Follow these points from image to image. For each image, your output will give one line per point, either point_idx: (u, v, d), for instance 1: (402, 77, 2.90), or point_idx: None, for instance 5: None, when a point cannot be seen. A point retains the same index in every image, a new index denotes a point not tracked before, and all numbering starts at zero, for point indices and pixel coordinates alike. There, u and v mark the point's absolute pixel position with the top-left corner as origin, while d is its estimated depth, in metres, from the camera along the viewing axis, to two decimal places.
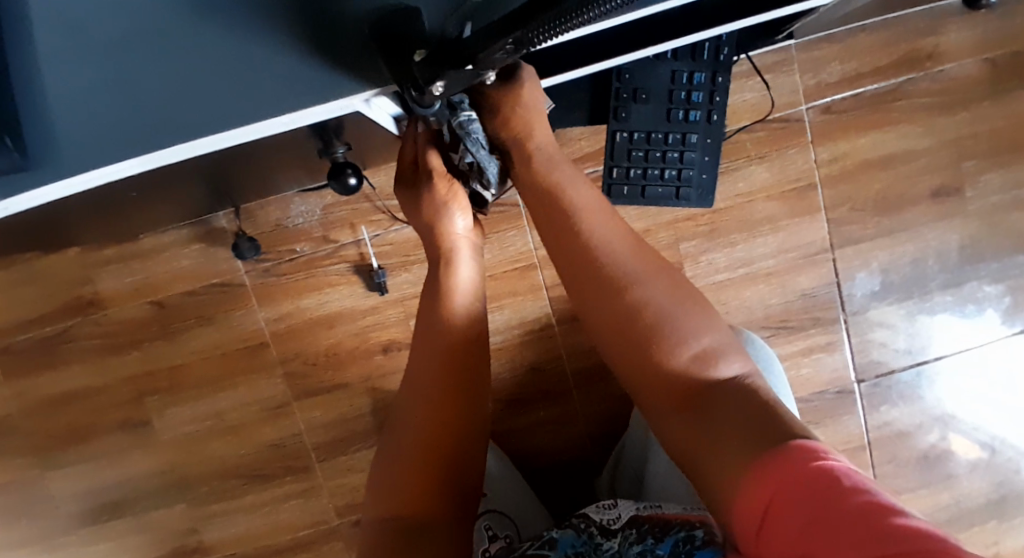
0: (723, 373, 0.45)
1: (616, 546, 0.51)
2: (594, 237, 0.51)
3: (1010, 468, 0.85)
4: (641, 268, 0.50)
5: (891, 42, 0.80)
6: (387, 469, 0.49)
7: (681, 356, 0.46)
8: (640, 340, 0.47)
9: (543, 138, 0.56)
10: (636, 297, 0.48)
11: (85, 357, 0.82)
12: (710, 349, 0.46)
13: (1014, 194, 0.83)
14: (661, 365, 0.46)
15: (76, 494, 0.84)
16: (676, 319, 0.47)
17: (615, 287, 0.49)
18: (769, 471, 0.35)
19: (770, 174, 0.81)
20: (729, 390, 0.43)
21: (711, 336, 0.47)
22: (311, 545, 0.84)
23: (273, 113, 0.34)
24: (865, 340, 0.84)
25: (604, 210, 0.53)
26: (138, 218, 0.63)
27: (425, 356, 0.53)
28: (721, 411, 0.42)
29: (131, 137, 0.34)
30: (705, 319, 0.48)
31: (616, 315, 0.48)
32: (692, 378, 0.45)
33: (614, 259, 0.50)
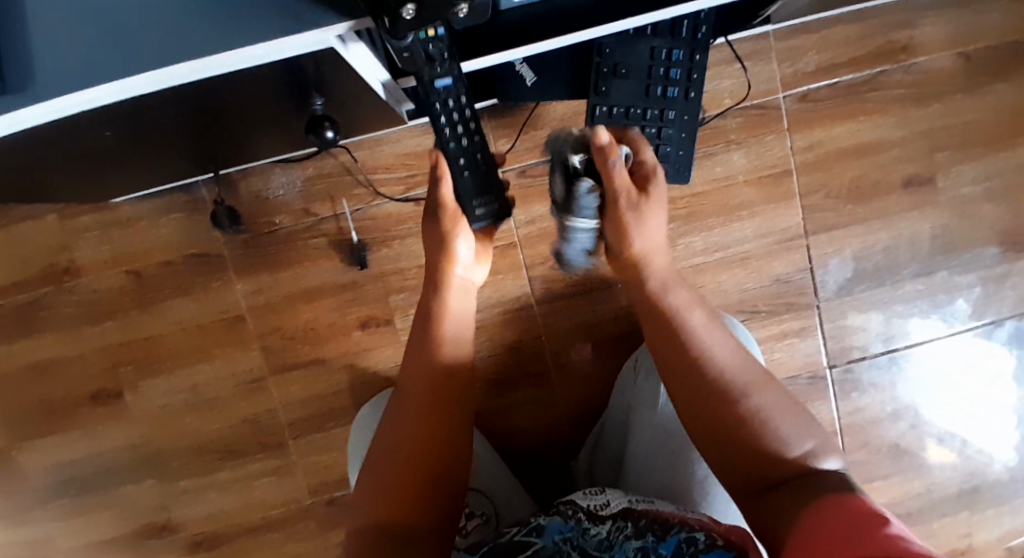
0: (826, 468, 0.42)
1: (606, 534, 0.51)
2: (701, 347, 0.50)
3: (982, 459, 0.87)
4: (754, 379, 0.48)
5: (866, 34, 0.82)
6: (377, 475, 0.50)
7: (783, 456, 0.43)
8: (738, 440, 0.45)
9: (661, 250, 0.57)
10: (751, 405, 0.46)
11: (58, 326, 0.81)
12: (815, 449, 0.43)
13: (984, 186, 0.85)
14: (761, 466, 0.43)
15: (45, 468, 0.83)
16: (778, 421, 0.45)
17: (720, 393, 0.47)
18: (826, 517, 0.35)
19: (747, 160, 0.83)
20: (829, 477, 0.40)
21: (811, 437, 0.44)
22: (283, 524, 0.84)
23: (245, 42, 0.34)
24: (839, 326, 0.85)
25: (716, 323, 0.52)
26: (117, 176, 0.62)
27: (426, 388, 0.54)
28: (805, 491, 0.39)
29: (106, 66, 0.34)
30: (808, 425, 0.45)
31: (718, 418, 0.46)
32: (791, 471, 0.42)
33: (724, 368, 0.49)
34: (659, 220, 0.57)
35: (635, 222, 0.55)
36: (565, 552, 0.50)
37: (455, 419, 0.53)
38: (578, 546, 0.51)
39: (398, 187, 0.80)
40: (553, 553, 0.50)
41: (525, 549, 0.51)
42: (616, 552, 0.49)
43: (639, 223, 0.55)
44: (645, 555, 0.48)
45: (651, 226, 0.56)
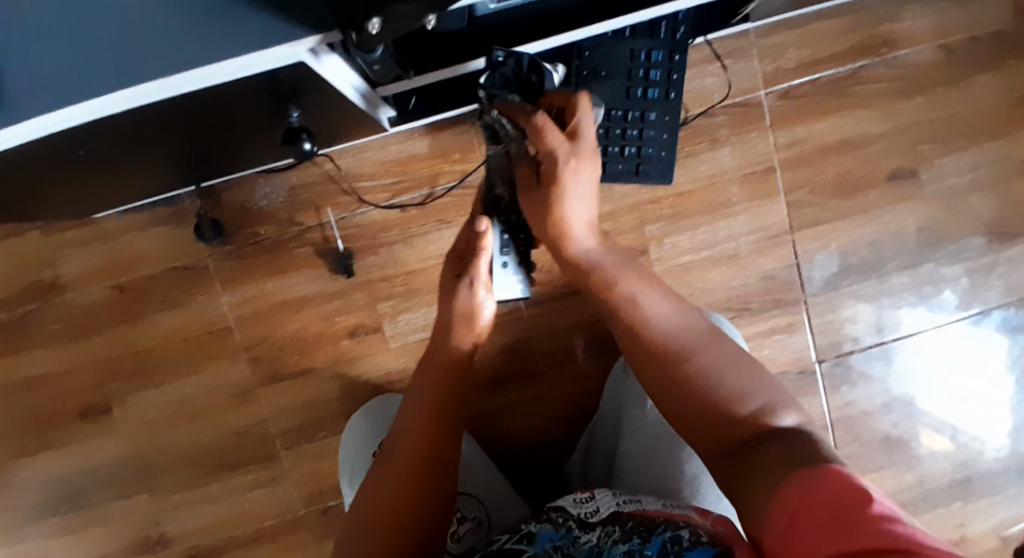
0: (783, 425, 0.42)
1: (596, 541, 0.50)
2: (644, 306, 0.49)
3: (973, 449, 0.87)
4: (697, 336, 0.48)
5: (846, 29, 0.83)
6: (375, 500, 0.50)
7: (735, 414, 0.43)
8: (691, 400, 0.45)
9: (588, 235, 0.54)
10: (694, 366, 0.46)
11: (43, 343, 0.80)
12: (768, 404, 0.43)
13: (968, 177, 0.85)
14: (718, 428, 0.43)
15: (35, 485, 0.82)
16: (729, 375, 0.45)
17: (665, 352, 0.47)
18: (808, 488, 0.34)
19: (731, 158, 0.83)
20: (792, 439, 0.40)
21: (762, 391, 0.44)
22: (276, 535, 0.83)
23: (212, 60, 0.33)
24: (827, 321, 0.86)
25: (650, 281, 0.51)
26: (96, 192, 0.62)
27: (420, 412, 0.55)
28: (771, 454, 0.39)
29: (70, 88, 0.33)
30: (759, 375, 0.45)
31: (667, 377, 0.46)
32: (749, 431, 0.42)
33: (664, 329, 0.48)
34: (587, 184, 0.52)
35: (566, 196, 0.51)
36: None
37: (450, 420, 0.54)
38: (568, 554, 0.50)
39: (382, 194, 0.80)
40: None
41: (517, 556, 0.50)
42: None
43: (563, 194, 0.51)
44: None
45: (574, 211, 0.52)
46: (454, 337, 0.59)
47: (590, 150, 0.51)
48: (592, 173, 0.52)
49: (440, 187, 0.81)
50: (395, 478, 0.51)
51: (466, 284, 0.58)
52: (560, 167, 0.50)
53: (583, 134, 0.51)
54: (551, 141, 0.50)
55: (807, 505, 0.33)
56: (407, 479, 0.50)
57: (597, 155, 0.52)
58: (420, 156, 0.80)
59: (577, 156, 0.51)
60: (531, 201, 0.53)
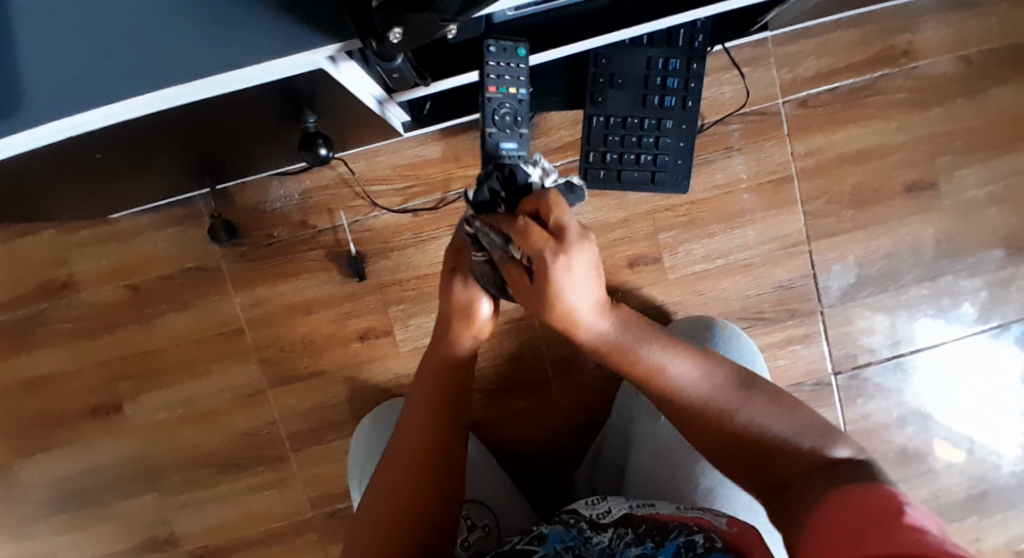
0: (836, 457, 0.42)
1: (608, 542, 0.49)
2: (677, 368, 0.47)
3: (989, 465, 0.86)
4: (733, 386, 0.47)
5: (866, 39, 0.82)
6: (382, 497, 0.50)
7: (793, 463, 0.43)
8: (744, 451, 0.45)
9: (599, 319, 0.44)
10: (738, 422, 0.45)
11: (57, 342, 0.81)
12: (819, 444, 0.43)
13: (988, 189, 0.84)
14: (773, 474, 0.43)
15: (46, 482, 0.82)
16: (775, 423, 0.45)
17: (706, 411, 0.46)
18: (845, 502, 0.35)
19: (747, 166, 0.82)
20: (846, 464, 0.40)
21: (807, 431, 0.44)
22: (283, 537, 0.83)
23: (230, 67, 0.33)
24: (842, 333, 0.85)
25: (670, 341, 0.48)
26: (113, 194, 0.62)
27: (426, 407, 0.55)
28: (821, 482, 0.39)
29: (86, 93, 0.33)
30: (803, 417, 0.46)
31: (715, 436, 0.46)
32: (806, 468, 0.42)
33: (700, 386, 0.47)
34: (586, 276, 0.40)
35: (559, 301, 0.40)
36: None
37: (449, 420, 0.54)
38: (580, 553, 0.49)
39: (395, 198, 0.80)
40: None
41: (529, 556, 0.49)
42: None
43: (557, 293, 0.40)
44: None
45: (577, 307, 0.42)
46: (452, 331, 0.56)
47: (580, 235, 0.39)
48: (591, 260, 0.40)
49: (453, 192, 0.80)
50: (397, 481, 0.50)
51: (459, 277, 0.55)
52: (548, 270, 0.39)
53: (569, 227, 0.39)
54: (537, 244, 0.38)
55: (841, 522, 0.33)
56: (411, 475, 0.50)
57: (592, 239, 0.39)
58: (433, 161, 0.80)
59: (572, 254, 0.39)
60: (526, 303, 0.44)
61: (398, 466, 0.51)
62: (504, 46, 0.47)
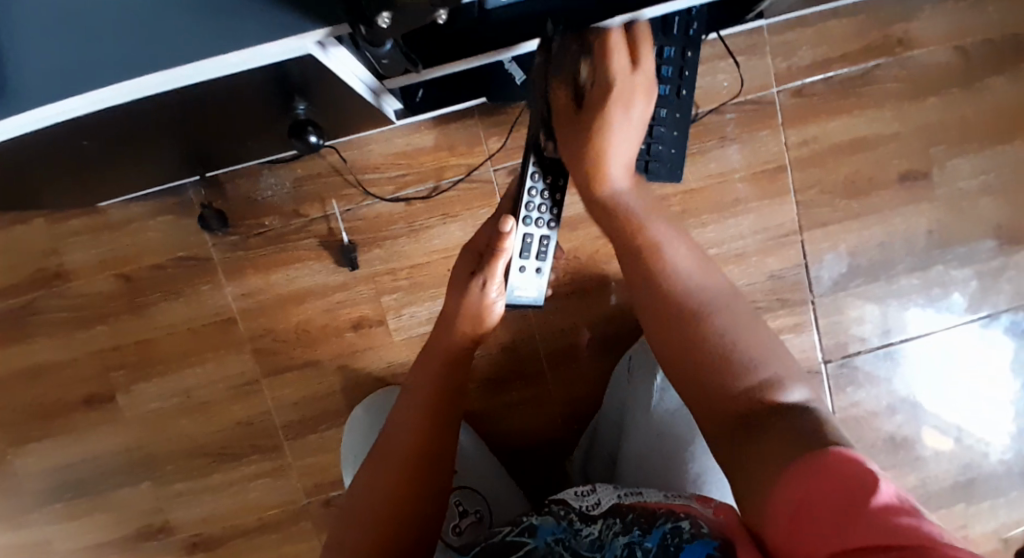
0: (788, 400, 0.42)
1: (597, 533, 0.50)
2: (669, 257, 0.52)
3: (978, 452, 0.86)
4: (709, 300, 0.49)
5: (861, 27, 0.81)
6: (372, 492, 0.50)
7: (740, 385, 0.43)
8: (702, 362, 0.46)
9: (624, 175, 0.58)
10: (705, 330, 0.47)
11: (49, 332, 0.80)
12: (776, 378, 0.44)
13: (981, 179, 0.84)
14: (722, 395, 0.44)
15: (40, 472, 0.82)
16: (741, 342, 0.46)
17: (682, 312, 0.48)
18: (810, 472, 0.34)
19: (742, 155, 0.82)
20: (795, 415, 0.40)
21: (772, 363, 0.45)
22: (279, 526, 0.84)
23: (216, 53, 0.33)
24: (833, 322, 0.85)
25: (683, 246, 0.54)
26: (101, 183, 0.62)
27: (419, 403, 0.54)
28: (772, 432, 0.39)
29: (71, 80, 0.32)
30: (773, 352, 0.46)
31: (681, 336, 0.47)
32: (752, 403, 0.42)
33: (682, 288, 0.50)
34: (633, 127, 0.57)
35: (617, 121, 0.56)
36: (557, 553, 0.49)
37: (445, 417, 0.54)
38: (569, 546, 0.50)
39: (388, 187, 0.80)
40: (546, 553, 0.49)
41: (518, 548, 0.50)
42: (605, 551, 0.48)
43: (611, 131, 0.56)
44: (632, 551, 0.46)
45: (615, 144, 0.57)
46: (458, 329, 0.58)
47: (643, 87, 0.56)
48: (642, 112, 0.58)
49: (447, 180, 0.80)
50: (389, 473, 0.50)
51: (480, 283, 0.58)
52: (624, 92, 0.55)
53: (642, 69, 0.55)
54: (613, 67, 0.54)
55: (811, 492, 0.33)
56: (403, 470, 0.50)
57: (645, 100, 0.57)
58: (426, 150, 0.79)
59: (628, 84, 0.55)
60: (575, 129, 0.57)
61: (389, 457, 0.51)
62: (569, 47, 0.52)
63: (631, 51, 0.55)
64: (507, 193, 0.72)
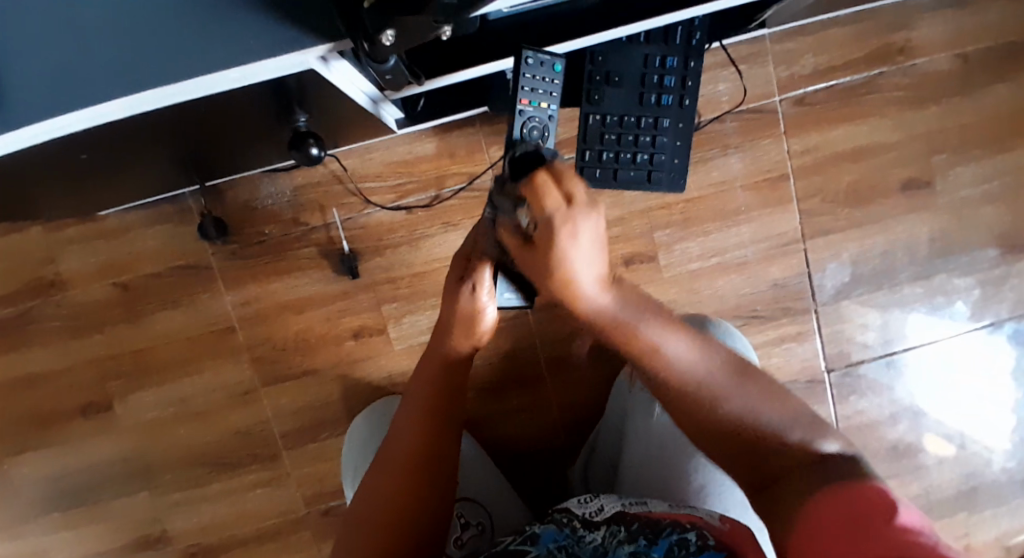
0: (825, 451, 0.40)
1: (601, 540, 0.49)
2: (673, 348, 0.42)
3: (980, 461, 0.86)
4: (725, 379, 0.43)
5: (863, 35, 0.81)
6: (375, 498, 0.50)
7: (770, 451, 0.41)
8: (724, 443, 0.42)
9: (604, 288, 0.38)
10: (727, 409, 0.42)
11: (46, 341, 0.79)
12: (807, 436, 0.41)
13: (983, 188, 0.84)
14: (757, 460, 0.41)
15: (36, 482, 0.81)
16: (765, 412, 0.42)
17: (697, 396, 0.43)
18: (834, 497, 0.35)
19: (744, 164, 0.82)
20: (830, 461, 0.39)
21: (798, 425, 0.42)
22: (277, 536, 0.83)
23: (217, 67, 0.32)
24: (835, 331, 0.85)
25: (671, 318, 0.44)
26: (99, 193, 0.61)
27: (417, 406, 0.53)
28: (803, 480, 0.38)
29: (70, 95, 0.32)
30: (793, 406, 0.43)
31: (701, 413, 0.43)
32: (791, 461, 0.40)
33: (689, 370, 0.43)
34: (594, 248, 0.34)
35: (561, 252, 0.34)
36: None
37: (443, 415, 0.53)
38: (573, 553, 0.49)
39: (389, 195, 0.79)
40: None
41: (521, 556, 0.49)
42: None
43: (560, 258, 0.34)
44: None
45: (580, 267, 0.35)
46: (450, 339, 0.53)
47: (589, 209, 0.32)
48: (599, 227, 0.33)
49: (447, 188, 0.79)
50: (392, 479, 0.50)
51: (468, 286, 0.51)
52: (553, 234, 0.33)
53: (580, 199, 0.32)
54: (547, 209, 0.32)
55: (831, 514, 0.34)
56: (404, 477, 0.50)
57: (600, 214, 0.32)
58: (427, 157, 0.79)
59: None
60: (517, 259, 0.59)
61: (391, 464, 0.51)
62: (542, 60, 0.49)
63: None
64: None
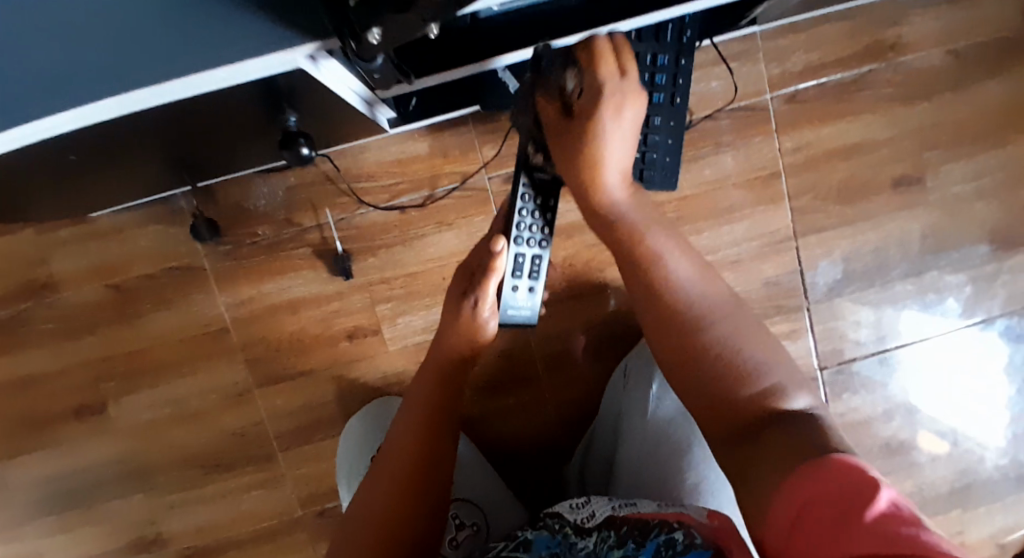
0: (792, 407, 0.42)
1: (592, 546, 0.49)
2: (673, 270, 0.52)
3: (974, 457, 0.86)
4: (713, 308, 0.49)
5: (854, 33, 0.81)
6: (368, 503, 0.50)
7: (743, 392, 0.43)
8: (704, 370, 0.46)
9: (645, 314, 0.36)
10: (708, 338, 0.47)
11: (39, 343, 0.79)
12: (779, 385, 0.44)
13: (975, 184, 0.84)
14: (729, 399, 0.44)
15: (30, 485, 0.81)
16: (745, 354, 0.46)
17: (687, 325, 0.48)
18: (816, 479, 0.33)
19: (736, 161, 0.82)
20: (800, 419, 0.40)
21: (774, 373, 0.45)
22: (273, 537, 0.83)
23: (206, 65, 0.32)
24: (829, 328, 0.85)
25: (686, 248, 0.54)
26: (90, 194, 0.61)
27: (416, 405, 0.55)
28: (776, 443, 0.38)
29: (63, 95, 0.32)
30: (782, 362, 0.46)
31: (690, 347, 0.47)
32: (759, 408, 0.42)
33: (686, 297, 0.50)
34: None
35: None
36: None
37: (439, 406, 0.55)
38: None
39: (382, 195, 0.79)
40: None
41: None
42: None
43: None
44: None
45: None
46: (451, 342, 0.58)
47: None
48: None
49: (441, 188, 0.80)
50: (386, 484, 0.50)
51: (471, 300, 0.57)
52: None
53: None
54: None
55: (812, 500, 0.32)
56: (392, 490, 0.49)
57: None
58: (421, 157, 0.79)
59: (620, 93, 0.53)
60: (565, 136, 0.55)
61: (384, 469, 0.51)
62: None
63: (618, 59, 0.53)
64: (500, 214, 0.71)
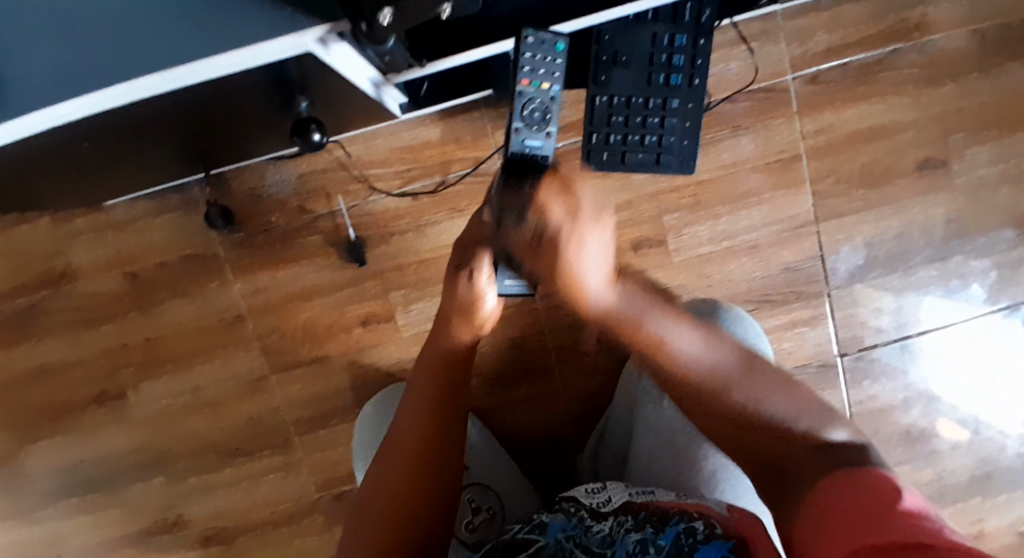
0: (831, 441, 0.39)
1: (608, 530, 0.49)
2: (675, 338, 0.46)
3: (995, 446, 0.85)
4: (730, 369, 0.46)
5: (878, 11, 0.79)
6: (376, 490, 0.50)
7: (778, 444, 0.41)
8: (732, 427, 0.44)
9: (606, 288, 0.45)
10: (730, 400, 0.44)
11: (58, 331, 0.80)
12: (813, 425, 0.41)
13: (1001, 167, 0.82)
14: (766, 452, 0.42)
15: (53, 470, 0.83)
16: (773, 405, 0.43)
17: (705, 390, 0.45)
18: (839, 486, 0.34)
19: (755, 145, 0.80)
20: (840, 452, 0.38)
21: (802, 415, 0.42)
22: (289, 521, 0.84)
23: (215, 50, 0.31)
24: (849, 315, 0.83)
25: (677, 312, 0.48)
26: (103, 183, 0.61)
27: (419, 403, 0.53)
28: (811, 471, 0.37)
29: (73, 83, 0.31)
30: (804, 397, 0.44)
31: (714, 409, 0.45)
32: (795, 451, 0.40)
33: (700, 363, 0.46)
34: (600, 247, 0.44)
35: (573, 246, 0.43)
36: (567, 549, 0.48)
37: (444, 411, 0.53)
38: (580, 543, 0.49)
39: (394, 181, 0.79)
40: (556, 551, 0.48)
41: (528, 547, 0.49)
42: (616, 547, 0.46)
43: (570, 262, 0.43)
44: (645, 548, 0.45)
45: (586, 270, 0.44)
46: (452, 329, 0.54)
47: (593, 219, 0.44)
48: (603, 236, 0.44)
49: (453, 174, 0.79)
50: (395, 469, 0.50)
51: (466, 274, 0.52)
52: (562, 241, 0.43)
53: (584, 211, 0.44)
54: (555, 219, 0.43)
55: (834, 504, 0.33)
56: (408, 469, 0.49)
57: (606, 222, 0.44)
58: (432, 143, 0.78)
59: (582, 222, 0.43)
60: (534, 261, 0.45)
61: (392, 456, 0.51)
62: (543, 38, 0.50)
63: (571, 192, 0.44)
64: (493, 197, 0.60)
